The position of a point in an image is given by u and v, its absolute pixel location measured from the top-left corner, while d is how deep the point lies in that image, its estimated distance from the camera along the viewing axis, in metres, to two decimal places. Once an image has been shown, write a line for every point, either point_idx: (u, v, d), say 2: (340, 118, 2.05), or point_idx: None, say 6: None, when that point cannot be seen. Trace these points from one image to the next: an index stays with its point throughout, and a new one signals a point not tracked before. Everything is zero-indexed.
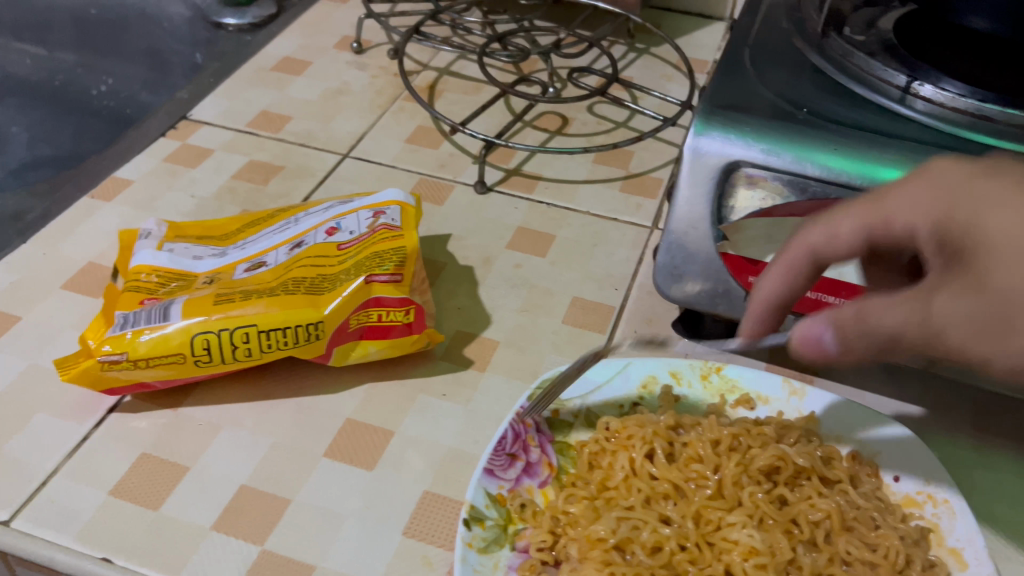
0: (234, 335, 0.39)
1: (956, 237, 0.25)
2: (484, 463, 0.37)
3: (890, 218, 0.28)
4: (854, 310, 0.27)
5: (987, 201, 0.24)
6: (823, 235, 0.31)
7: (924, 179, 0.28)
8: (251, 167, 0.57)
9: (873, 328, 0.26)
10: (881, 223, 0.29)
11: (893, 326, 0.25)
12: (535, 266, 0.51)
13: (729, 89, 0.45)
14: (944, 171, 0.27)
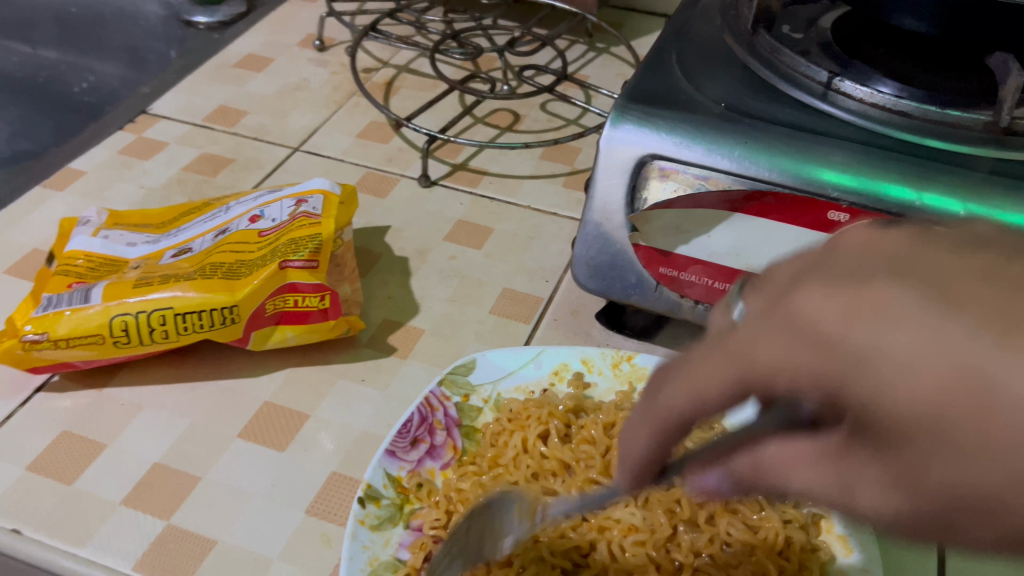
0: (151, 318, 0.40)
1: (856, 422, 0.15)
2: (386, 444, 0.37)
3: (755, 384, 0.16)
4: (747, 465, 0.19)
5: (885, 334, 0.14)
6: (676, 409, 0.18)
7: (788, 314, 0.16)
8: (202, 160, 0.59)
9: (774, 487, 0.18)
10: (765, 384, 0.16)
11: (809, 496, 0.17)
12: (469, 258, 0.52)
13: (650, 85, 0.46)
14: (793, 292, 0.16)
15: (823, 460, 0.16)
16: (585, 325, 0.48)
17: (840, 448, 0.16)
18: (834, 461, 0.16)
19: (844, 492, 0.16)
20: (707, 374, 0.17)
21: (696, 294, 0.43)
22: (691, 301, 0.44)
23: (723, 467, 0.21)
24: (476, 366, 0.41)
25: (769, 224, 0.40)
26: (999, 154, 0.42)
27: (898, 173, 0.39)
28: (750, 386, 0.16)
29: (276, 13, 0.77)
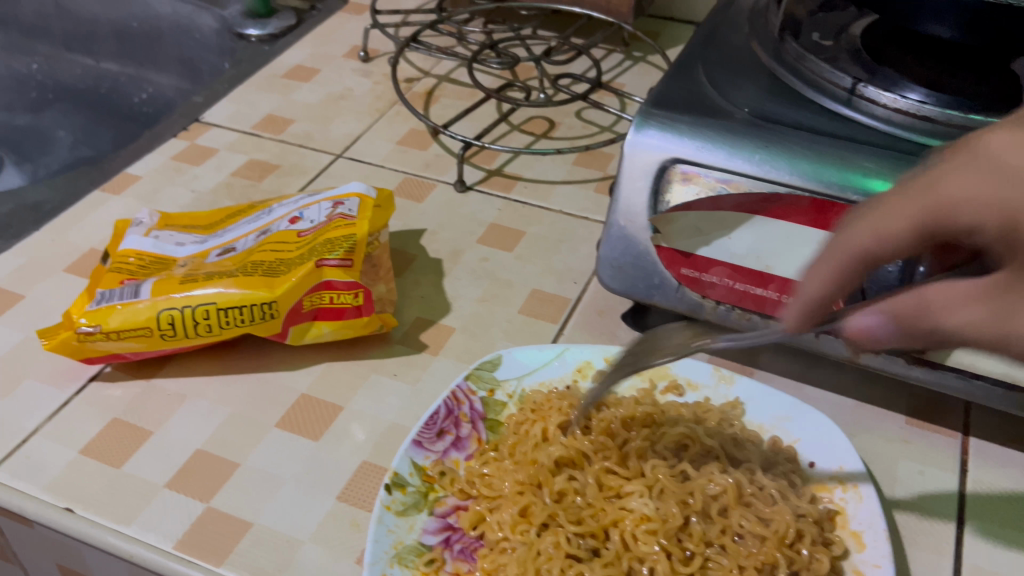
0: (196, 312, 0.43)
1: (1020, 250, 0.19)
2: (413, 435, 0.39)
3: (950, 218, 0.20)
4: (911, 301, 0.23)
5: None
6: (855, 253, 0.22)
7: (988, 159, 0.19)
8: (250, 165, 0.61)
9: (941, 323, 0.22)
10: (946, 221, 0.20)
11: (975, 326, 0.21)
12: (500, 260, 0.53)
13: (675, 90, 0.47)
14: (993, 142, 0.20)
15: (989, 295, 0.20)
16: (610, 325, 0.49)
17: (1003, 284, 0.20)
18: (1000, 292, 0.20)
19: (1005, 318, 0.20)
20: (898, 216, 0.21)
21: (716, 294, 0.44)
22: (712, 301, 0.44)
23: (882, 309, 0.24)
24: (501, 363, 0.43)
25: (790, 226, 0.41)
26: None
27: None
28: (936, 223, 0.20)
29: (323, 26, 0.80)
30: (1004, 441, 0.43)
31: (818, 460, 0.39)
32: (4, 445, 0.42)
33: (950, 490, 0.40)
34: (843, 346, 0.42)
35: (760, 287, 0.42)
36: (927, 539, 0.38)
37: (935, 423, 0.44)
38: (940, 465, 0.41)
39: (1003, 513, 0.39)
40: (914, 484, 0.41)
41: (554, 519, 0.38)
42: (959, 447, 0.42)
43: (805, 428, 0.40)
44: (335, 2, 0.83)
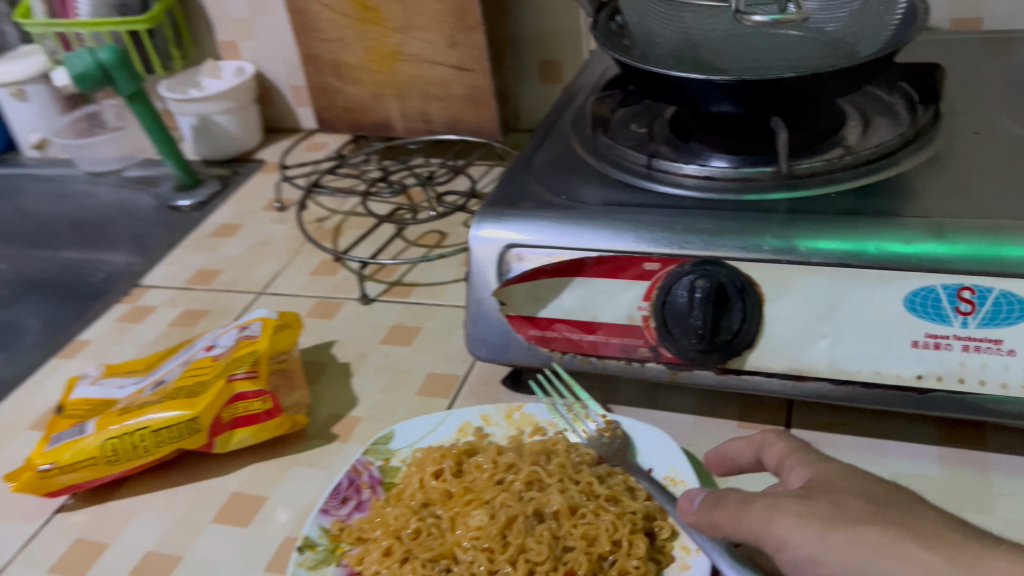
0: (134, 438, 0.51)
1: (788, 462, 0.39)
2: (320, 505, 0.47)
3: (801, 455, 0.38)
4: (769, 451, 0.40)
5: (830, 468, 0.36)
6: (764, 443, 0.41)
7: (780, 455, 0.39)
8: (185, 315, 0.71)
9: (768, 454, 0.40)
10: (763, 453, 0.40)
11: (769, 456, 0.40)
12: (400, 354, 0.62)
13: (506, 189, 0.57)
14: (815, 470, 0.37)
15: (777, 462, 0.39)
16: (494, 391, 0.58)
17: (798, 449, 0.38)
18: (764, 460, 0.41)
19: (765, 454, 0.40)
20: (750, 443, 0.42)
21: (561, 346, 0.52)
22: (559, 352, 0.53)
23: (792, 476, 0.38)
24: (393, 436, 0.51)
25: (600, 281, 0.50)
26: (790, 194, 0.53)
27: (697, 229, 0.50)
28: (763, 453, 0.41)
29: (245, 186, 0.91)
30: (818, 426, 0.51)
31: (655, 465, 0.48)
32: None
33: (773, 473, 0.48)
34: (664, 368, 0.51)
35: (592, 334, 0.51)
36: None
37: (762, 421, 0.52)
38: None
39: None
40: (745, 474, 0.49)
41: (411, 553, 0.43)
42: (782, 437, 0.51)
43: (643, 441, 0.49)
44: (254, 164, 0.95)
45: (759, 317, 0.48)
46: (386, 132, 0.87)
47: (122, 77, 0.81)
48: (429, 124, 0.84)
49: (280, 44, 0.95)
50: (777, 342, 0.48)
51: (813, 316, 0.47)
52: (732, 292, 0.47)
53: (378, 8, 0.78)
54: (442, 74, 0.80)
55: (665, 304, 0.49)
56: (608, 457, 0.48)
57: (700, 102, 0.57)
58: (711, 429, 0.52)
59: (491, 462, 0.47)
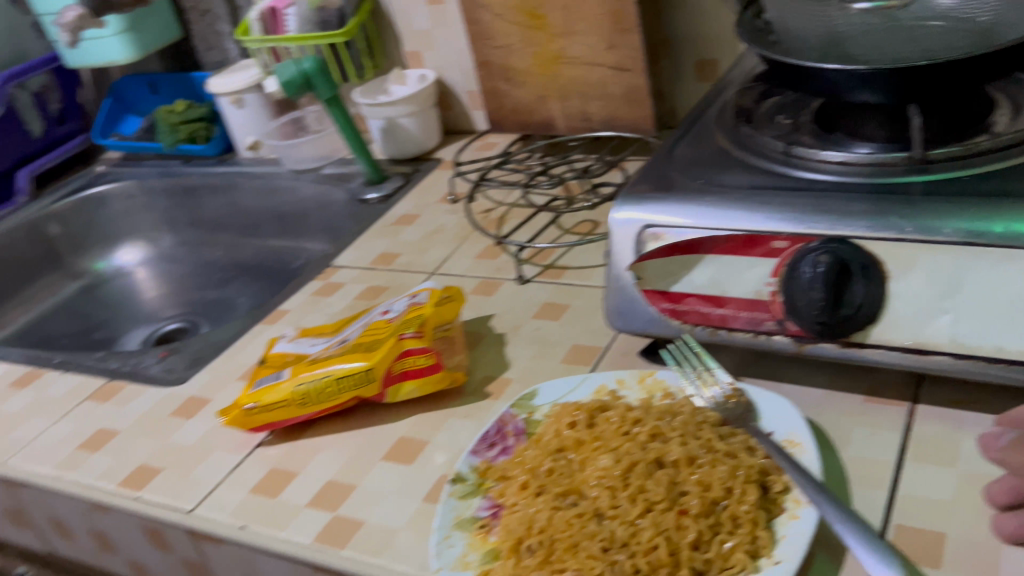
0: (320, 386, 0.61)
1: None
2: (470, 448, 0.54)
3: None
4: None
5: None
6: None
7: None
8: (367, 290, 0.80)
9: None
10: None
11: None
12: (549, 327, 0.68)
13: (648, 176, 0.62)
14: None
15: None
16: (632, 361, 0.62)
17: None
18: None
19: None
20: None
21: (693, 318, 0.57)
22: (691, 325, 0.57)
23: None
24: (536, 394, 0.58)
25: (730, 259, 0.54)
26: (923, 178, 0.54)
27: (826, 210, 0.53)
28: None
29: (423, 181, 1.01)
30: (946, 403, 0.52)
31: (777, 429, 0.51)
32: (202, 492, 0.60)
33: (894, 443, 0.51)
34: (790, 341, 0.54)
35: (722, 308, 0.55)
36: (868, 477, 0.49)
37: (888, 397, 0.54)
38: (890, 426, 0.52)
39: (937, 454, 0.49)
40: (865, 442, 0.51)
41: (544, 488, 0.49)
42: (906, 412, 0.52)
43: (767, 407, 0.53)
44: (432, 162, 1.05)
45: (882, 292, 0.50)
46: (549, 130, 0.94)
47: (320, 83, 0.92)
48: (588, 122, 0.90)
49: (457, 53, 1.04)
50: (899, 317, 0.50)
51: (935, 293, 0.49)
52: (855, 268, 0.50)
53: (543, 15, 0.86)
54: (600, 74, 0.85)
55: (791, 278, 0.52)
56: (731, 421, 0.52)
57: (841, 92, 0.59)
58: (836, 401, 0.54)
59: (621, 417, 0.52)
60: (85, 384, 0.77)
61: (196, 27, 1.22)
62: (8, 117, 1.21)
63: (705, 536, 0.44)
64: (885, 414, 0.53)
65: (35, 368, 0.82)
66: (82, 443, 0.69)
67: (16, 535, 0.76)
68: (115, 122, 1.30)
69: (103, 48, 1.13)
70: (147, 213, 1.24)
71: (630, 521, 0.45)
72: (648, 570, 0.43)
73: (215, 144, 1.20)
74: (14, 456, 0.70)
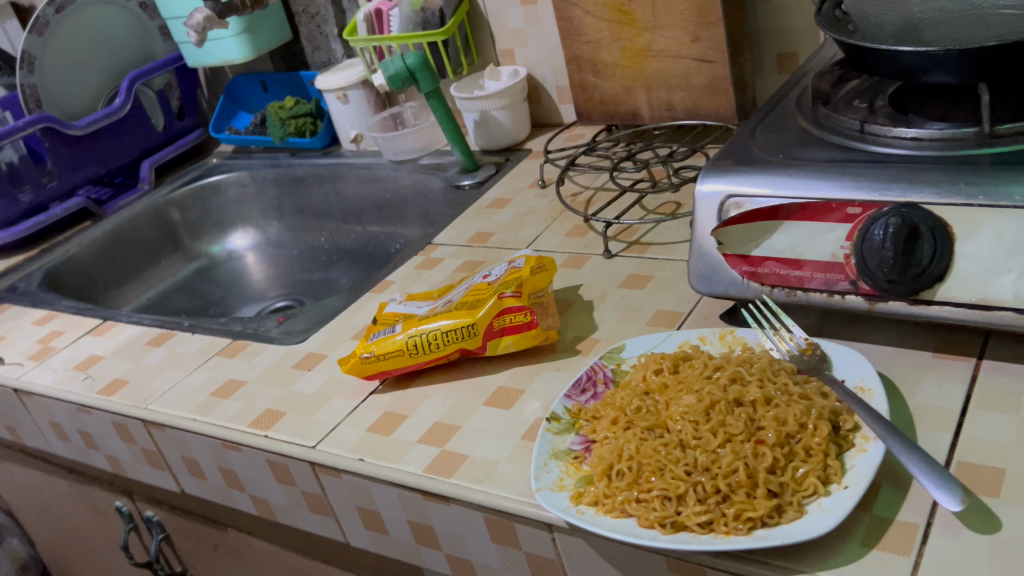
0: (428, 337, 0.67)
1: None
2: (565, 392, 0.60)
3: None
4: None
5: None
6: None
7: None
8: (465, 264, 0.87)
9: None
10: None
11: None
12: (635, 295, 0.74)
13: (732, 151, 0.68)
14: None
15: None
16: (712, 323, 0.68)
17: None
18: None
19: None
20: None
21: (772, 280, 0.62)
22: (770, 287, 0.62)
23: None
24: (624, 347, 0.64)
25: (808, 225, 0.59)
26: (992, 151, 0.58)
27: (897, 180, 0.57)
28: None
29: (514, 169, 1.07)
30: (1011, 359, 0.56)
31: (848, 379, 0.56)
32: (322, 430, 0.67)
33: (960, 393, 0.55)
34: (862, 300, 0.59)
35: (799, 269, 0.60)
36: (934, 421, 0.53)
37: (955, 354, 0.58)
38: (956, 379, 0.56)
39: (1000, 402, 0.53)
40: (933, 392, 0.55)
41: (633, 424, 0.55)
42: (972, 365, 0.56)
43: (840, 360, 0.57)
44: (522, 152, 1.11)
45: (949, 253, 0.54)
46: (635, 120, 0.99)
47: (423, 77, 1.01)
48: (673, 112, 0.95)
49: (548, 50, 1.10)
50: (965, 275, 0.54)
51: (1000, 253, 0.53)
52: (923, 230, 0.55)
53: (632, 11, 0.91)
54: (686, 66, 0.91)
55: (863, 243, 0.57)
56: (806, 370, 0.57)
57: (915, 74, 0.64)
58: (905, 357, 0.59)
59: (703, 364, 0.57)
60: (212, 343, 0.86)
61: (305, 29, 1.32)
62: (137, 110, 1.35)
63: (780, 463, 0.49)
64: (952, 368, 0.57)
65: (167, 330, 0.91)
66: (214, 391, 0.77)
67: (151, 477, 0.85)
68: (229, 118, 1.42)
69: (220, 48, 1.25)
70: (257, 201, 1.34)
71: (711, 449, 0.50)
72: (728, 490, 0.48)
73: (320, 137, 1.29)
74: (155, 401, 0.79)
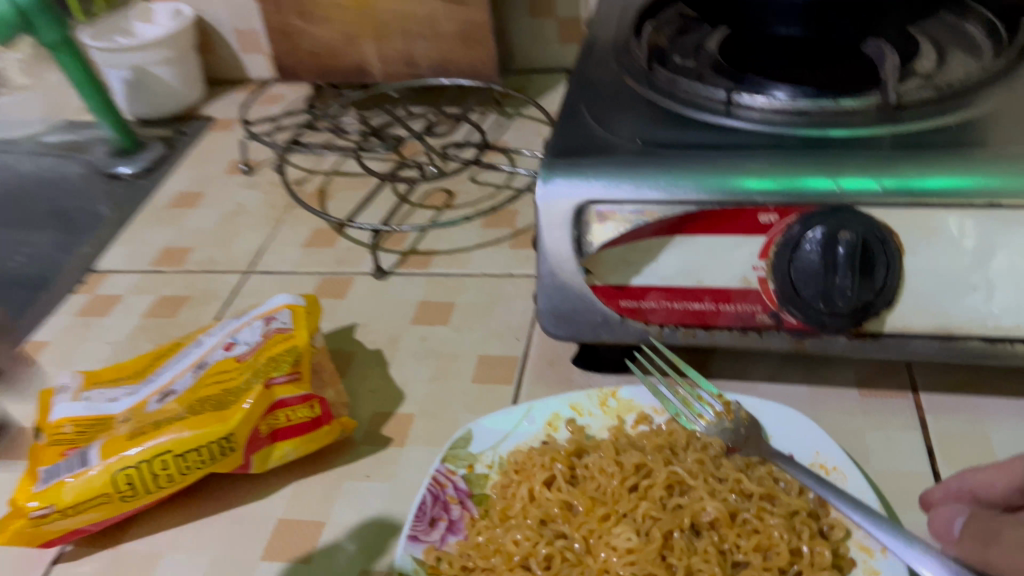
0: (152, 464, 0.41)
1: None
2: (406, 531, 0.38)
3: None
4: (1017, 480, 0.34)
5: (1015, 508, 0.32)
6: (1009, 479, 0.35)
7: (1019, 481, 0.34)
8: (161, 303, 0.59)
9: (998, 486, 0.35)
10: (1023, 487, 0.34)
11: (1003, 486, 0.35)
12: (439, 336, 0.53)
13: (572, 139, 0.47)
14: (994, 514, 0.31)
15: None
16: (564, 373, 0.49)
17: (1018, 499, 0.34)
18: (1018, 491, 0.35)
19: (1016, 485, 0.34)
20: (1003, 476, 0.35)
21: (659, 318, 0.45)
22: (656, 326, 0.45)
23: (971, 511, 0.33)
24: (472, 438, 0.43)
25: (709, 239, 0.43)
26: (898, 129, 0.45)
27: (822, 167, 0.42)
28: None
29: (195, 148, 0.79)
30: (950, 387, 0.45)
31: (796, 452, 0.41)
32: None
33: (919, 446, 0.43)
34: (786, 337, 0.44)
35: (699, 302, 0.44)
36: (910, 497, 0.40)
37: (885, 388, 0.46)
38: (904, 426, 0.44)
39: (970, 455, 0.42)
40: (886, 450, 0.43)
41: None
42: (913, 404, 0.45)
43: (775, 424, 0.42)
44: (201, 122, 0.83)
45: (900, 270, 0.41)
46: (360, 78, 0.76)
47: (42, 25, 0.68)
48: (413, 67, 0.74)
49: None
50: (919, 298, 0.42)
51: (962, 267, 0.41)
52: (875, 244, 0.40)
53: None
54: (429, 8, 0.70)
55: (790, 263, 0.41)
56: (740, 446, 0.41)
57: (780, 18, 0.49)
58: (831, 396, 0.46)
59: (614, 464, 0.40)
60: None
61: None
62: None
63: None
64: (893, 408, 0.45)
65: None
66: None
67: None
68: None
69: None
70: None
71: None
72: None
73: None
74: None
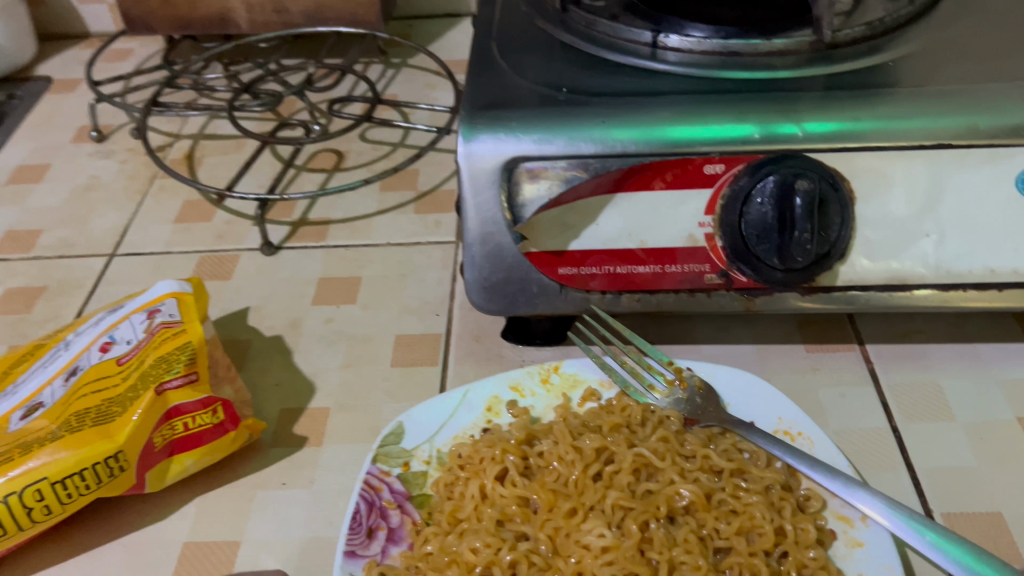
0: (24, 496, 0.34)
1: None
2: (342, 546, 0.33)
3: None
4: None
5: None
6: None
7: None
8: (9, 298, 0.51)
9: None
10: None
11: None
12: (347, 316, 0.48)
13: (486, 88, 0.41)
14: None
15: None
16: (493, 348, 0.45)
17: None
18: None
19: None
20: None
21: (600, 284, 0.40)
22: (597, 293, 0.41)
23: None
24: (405, 433, 0.37)
25: (652, 194, 0.38)
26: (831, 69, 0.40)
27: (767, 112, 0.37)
28: None
29: (32, 113, 0.68)
30: (893, 337, 0.44)
31: (756, 419, 0.38)
32: None
33: (873, 401, 0.41)
34: (736, 297, 0.41)
35: (645, 266, 0.40)
36: (874, 456, 0.39)
37: (830, 342, 0.44)
38: (855, 380, 0.42)
39: (925, 407, 0.40)
40: (841, 408, 0.41)
41: None
42: (860, 356, 0.43)
43: (730, 392, 0.39)
44: (36, 84, 0.72)
45: (851, 219, 0.37)
46: (223, 29, 0.68)
47: None
48: (284, 15, 0.66)
49: None
50: (873, 248, 0.38)
51: (912, 212, 0.37)
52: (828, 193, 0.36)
53: None
54: None
55: (740, 218, 0.37)
56: (699, 417, 0.38)
57: None
58: (777, 354, 0.44)
59: (573, 451, 0.36)
60: None
61: None
62: None
63: None
64: (840, 362, 0.43)
65: None
66: None
67: None
68: None
69: None
70: None
71: None
72: None
73: None
74: None
